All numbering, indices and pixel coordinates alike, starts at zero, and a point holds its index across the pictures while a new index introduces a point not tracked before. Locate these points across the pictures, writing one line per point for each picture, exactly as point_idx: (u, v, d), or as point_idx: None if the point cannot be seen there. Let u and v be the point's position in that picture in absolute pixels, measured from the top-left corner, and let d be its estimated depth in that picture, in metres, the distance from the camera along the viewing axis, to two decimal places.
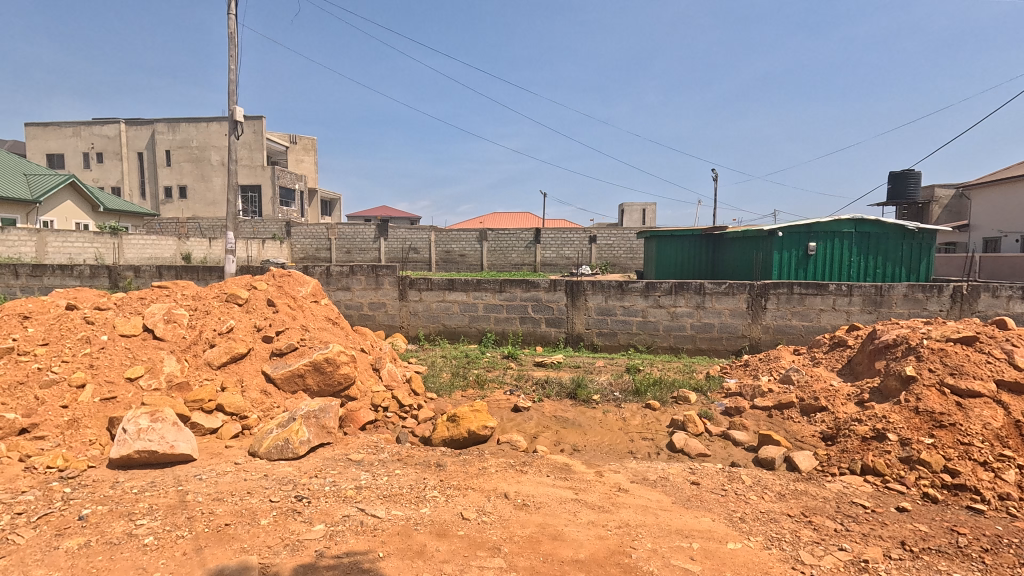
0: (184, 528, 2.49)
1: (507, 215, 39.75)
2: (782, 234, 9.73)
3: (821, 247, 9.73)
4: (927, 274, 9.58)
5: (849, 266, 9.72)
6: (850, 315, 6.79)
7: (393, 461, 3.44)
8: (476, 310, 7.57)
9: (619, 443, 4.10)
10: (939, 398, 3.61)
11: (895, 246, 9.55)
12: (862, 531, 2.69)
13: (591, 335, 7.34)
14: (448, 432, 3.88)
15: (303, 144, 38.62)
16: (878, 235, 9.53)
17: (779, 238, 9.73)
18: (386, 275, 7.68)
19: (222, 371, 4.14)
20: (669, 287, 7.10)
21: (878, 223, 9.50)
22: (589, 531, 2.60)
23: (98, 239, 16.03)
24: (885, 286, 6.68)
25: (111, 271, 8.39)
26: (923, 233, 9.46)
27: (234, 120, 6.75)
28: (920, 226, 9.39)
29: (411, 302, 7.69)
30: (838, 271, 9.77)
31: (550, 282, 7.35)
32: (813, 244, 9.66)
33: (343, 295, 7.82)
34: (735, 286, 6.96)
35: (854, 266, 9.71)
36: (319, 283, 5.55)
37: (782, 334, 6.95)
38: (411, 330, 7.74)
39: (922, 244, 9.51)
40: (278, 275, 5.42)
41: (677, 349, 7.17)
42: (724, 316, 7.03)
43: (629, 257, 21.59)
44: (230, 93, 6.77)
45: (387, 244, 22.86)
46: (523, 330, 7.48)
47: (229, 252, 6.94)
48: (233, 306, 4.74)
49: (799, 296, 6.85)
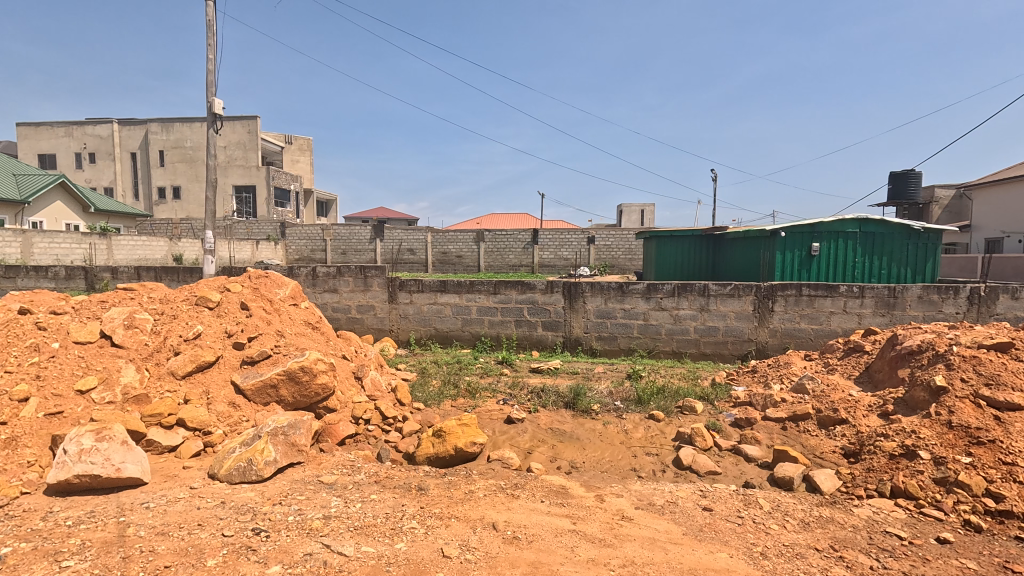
0: (116, 572, 2.13)
1: (506, 216, 39.54)
2: (785, 233, 9.41)
3: (825, 247, 9.40)
4: (934, 274, 9.26)
5: (854, 267, 9.39)
6: (861, 318, 6.47)
7: (370, 484, 3.08)
8: (469, 313, 7.22)
9: (621, 460, 3.77)
10: (974, 411, 3.28)
11: (900, 247, 9.24)
12: (902, 570, 2.35)
13: (590, 339, 7.00)
14: (434, 449, 3.55)
15: (298, 144, 38.28)
16: (884, 234, 9.21)
17: (782, 238, 9.42)
18: (375, 276, 7.33)
19: (187, 381, 3.79)
20: (672, 288, 6.77)
21: (883, 222, 9.19)
22: (588, 571, 2.25)
23: (86, 239, 15.66)
24: (899, 288, 6.36)
25: (87, 272, 8.05)
26: (929, 233, 9.16)
27: (213, 113, 6.39)
28: (927, 225, 9.09)
29: (402, 305, 7.34)
30: (843, 273, 9.45)
31: (547, 284, 6.99)
32: (817, 244, 9.35)
33: (330, 297, 7.47)
34: (741, 288, 6.62)
35: (859, 267, 9.39)
36: (298, 285, 5.19)
37: (791, 338, 6.61)
38: (401, 334, 7.38)
39: (927, 244, 9.20)
40: (255, 276, 5.05)
41: (681, 353, 6.82)
42: (729, 319, 6.69)
43: (628, 257, 21.27)
44: (208, 85, 6.41)
45: (383, 246, 22.51)
46: (518, 334, 7.13)
47: (207, 252, 6.57)
48: (202, 310, 4.38)
49: (808, 298, 6.52)
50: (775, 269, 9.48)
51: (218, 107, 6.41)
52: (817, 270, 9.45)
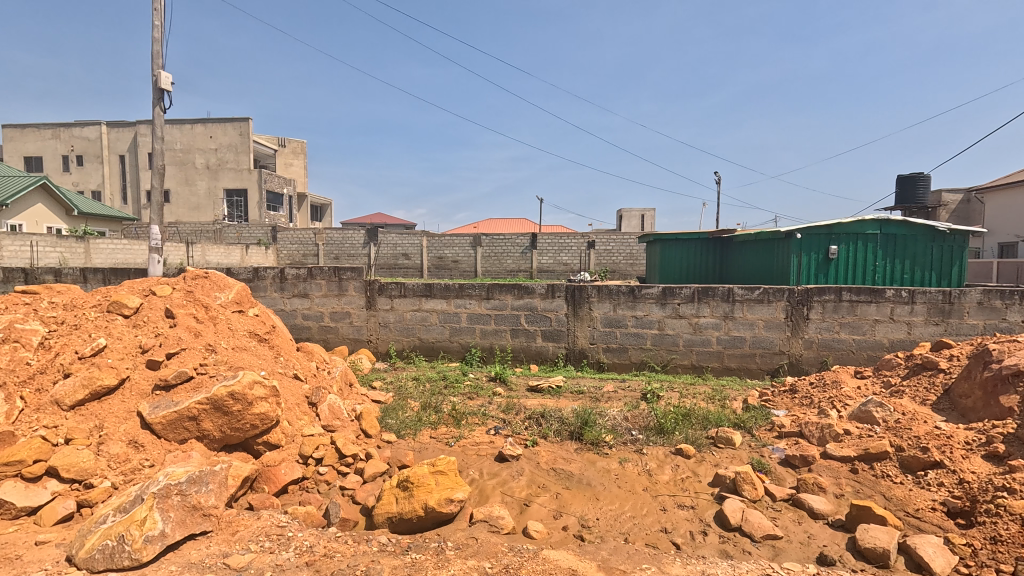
0: None
1: (504, 221, 38.83)
2: (800, 235, 8.50)
3: (843, 250, 8.50)
4: (963, 279, 8.39)
5: (876, 271, 8.50)
6: (911, 327, 5.60)
7: (298, 568, 2.16)
8: (459, 321, 6.32)
9: (646, 517, 2.89)
10: None
11: (924, 250, 8.35)
12: None
13: (596, 351, 6.10)
14: (398, 507, 2.64)
15: (292, 147, 37.50)
16: (910, 236, 8.32)
17: (797, 241, 8.53)
18: (351, 279, 6.42)
19: (75, 413, 2.88)
20: (691, 293, 5.88)
21: (907, 223, 8.30)
22: None
23: (62, 242, 14.69)
24: (955, 292, 5.49)
25: (28, 275, 7.13)
26: (955, 236, 8.30)
27: (159, 88, 5.51)
28: (954, 227, 8.26)
29: (381, 312, 6.43)
30: (863, 277, 8.56)
31: (548, 287, 6.08)
32: (836, 246, 8.45)
33: (300, 303, 6.55)
34: (771, 292, 5.74)
35: (880, 271, 8.49)
36: (246, 288, 4.25)
37: (829, 351, 5.74)
38: (381, 345, 6.47)
39: (955, 247, 8.34)
40: (192, 277, 4.14)
41: (701, 368, 5.93)
42: (758, 329, 5.81)
43: (630, 262, 20.40)
44: (154, 56, 5.52)
45: (377, 250, 21.61)
46: (514, 345, 6.23)
47: (153, 250, 5.64)
48: (114, 319, 3.47)
49: (849, 305, 5.65)
50: (791, 273, 8.60)
51: (165, 81, 5.52)
52: (836, 275, 8.54)
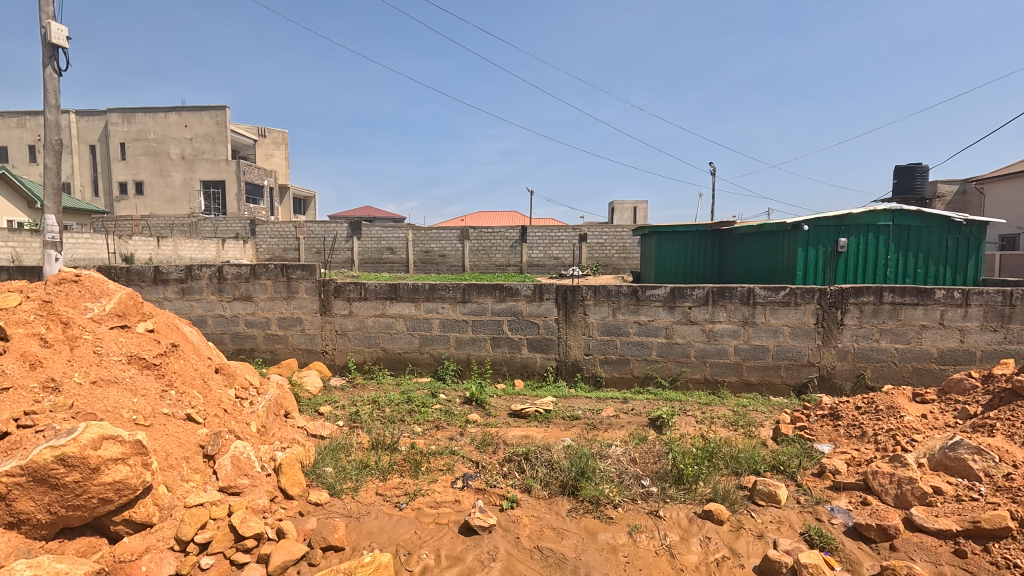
0: None
1: (491, 215, 37.81)
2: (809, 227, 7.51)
3: (852, 244, 7.58)
4: (979, 275, 7.51)
5: (887, 266, 7.61)
6: (964, 335, 4.72)
7: None
8: (430, 329, 5.34)
9: None
10: None
11: (939, 242, 7.48)
12: None
13: (592, 364, 5.16)
14: None
15: (273, 138, 36.12)
16: (925, 228, 7.44)
17: (805, 233, 7.54)
18: (302, 279, 5.40)
19: None
20: (704, 295, 4.94)
21: (921, 214, 7.42)
22: None
23: (15, 236, 13.38)
24: (1018, 293, 4.60)
25: None
26: (973, 227, 7.40)
27: (49, 44, 4.46)
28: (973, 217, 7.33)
29: (338, 318, 5.44)
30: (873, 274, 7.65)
31: (535, 288, 5.13)
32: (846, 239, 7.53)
33: (242, 307, 5.52)
34: (800, 293, 4.82)
35: (892, 267, 7.61)
36: (133, 295, 3.24)
37: (867, 362, 4.84)
38: (339, 357, 5.48)
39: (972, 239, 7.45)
40: (58, 282, 3.12)
41: (716, 383, 5.02)
42: (783, 337, 4.90)
43: (623, 257, 19.51)
44: (44, 2, 4.46)
45: (360, 244, 20.50)
46: (496, 357, 5.28)
47: (48, 245, 4.59)
48: None
49: (891, 308, 4.75)
50: (797, 270, 7.62)
51: (58, 35, 4.46)
52: (845, 271, 7.62)
